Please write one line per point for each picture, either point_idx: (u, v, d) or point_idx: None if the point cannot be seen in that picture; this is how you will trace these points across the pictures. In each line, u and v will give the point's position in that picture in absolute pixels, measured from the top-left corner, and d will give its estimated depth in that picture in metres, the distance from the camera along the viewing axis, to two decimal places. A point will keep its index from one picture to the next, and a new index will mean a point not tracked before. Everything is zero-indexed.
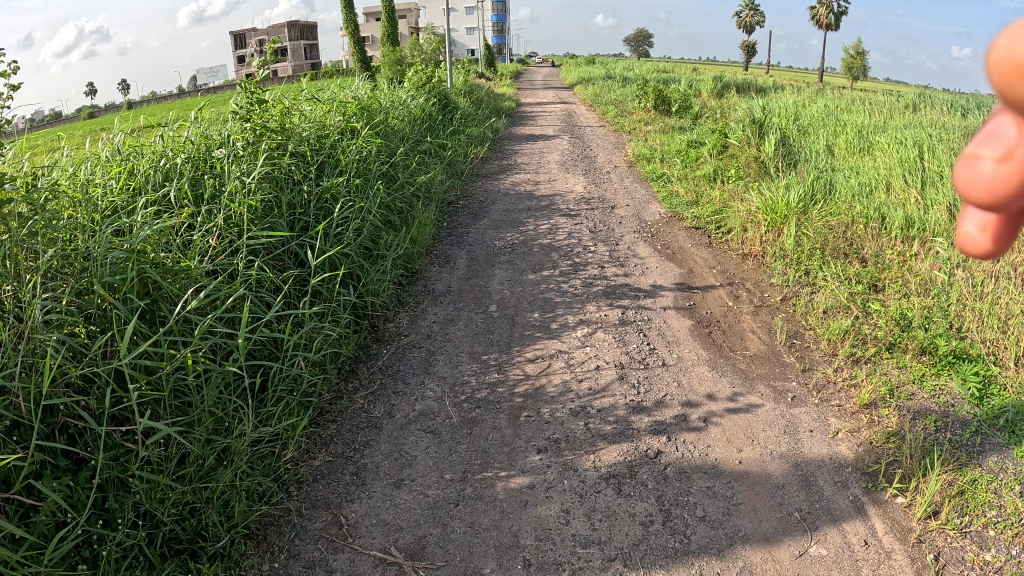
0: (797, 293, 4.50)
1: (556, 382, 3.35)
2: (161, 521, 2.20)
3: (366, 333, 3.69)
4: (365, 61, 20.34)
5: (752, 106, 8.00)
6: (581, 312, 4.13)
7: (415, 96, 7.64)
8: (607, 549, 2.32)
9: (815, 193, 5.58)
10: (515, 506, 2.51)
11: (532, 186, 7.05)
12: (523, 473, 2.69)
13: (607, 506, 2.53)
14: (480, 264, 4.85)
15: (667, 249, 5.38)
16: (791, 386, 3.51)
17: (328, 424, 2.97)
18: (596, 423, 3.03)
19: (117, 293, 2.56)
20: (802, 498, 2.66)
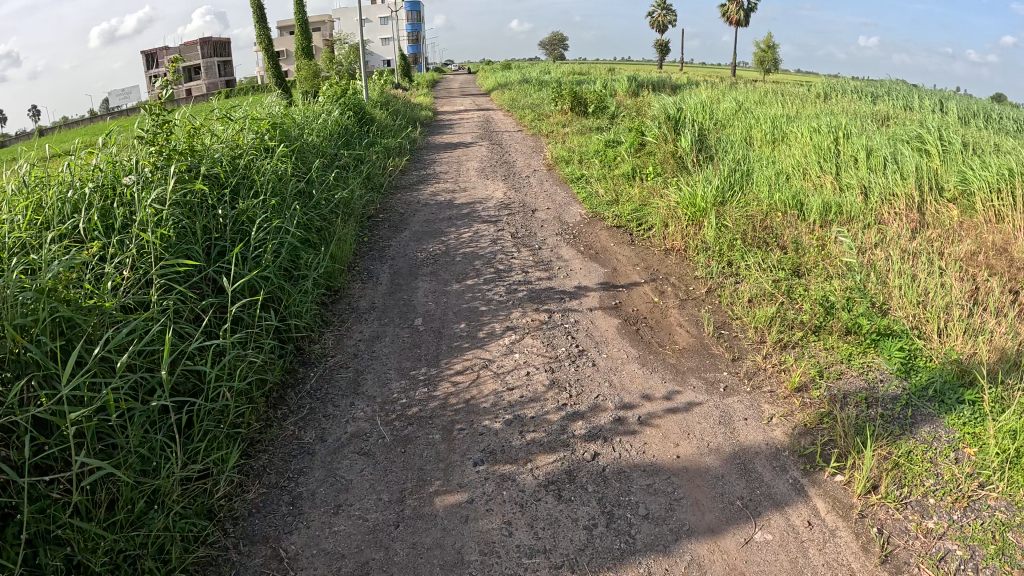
0: (721, 284, 4.58)
1: (487, 393, 3.32)
2: (94, 572, 2.08)
3: (292, 356, 3.59)
4: (280, 77, 19.89)
5: (666, 104, 8.18)
6: (508, 319, 4.12)
7: (331, 110, 7.53)
8: (553, 557, 2.30)
9: (732, 184, 5.72)
10: (455, 522, 2.46)
11: (451, 196, 7.02)
12: (461, 488, 2.65)
13: (550, 514, 2.51)
14: (404, 277, 4.79)
15: (594, 250, 5.41)
16: (722, 376, 3.56)
17: (260, 454, 2.87)
18: (532, 431, 3.02)
19: (28, 336, 2.42)
20: (742, 486, 2.70)
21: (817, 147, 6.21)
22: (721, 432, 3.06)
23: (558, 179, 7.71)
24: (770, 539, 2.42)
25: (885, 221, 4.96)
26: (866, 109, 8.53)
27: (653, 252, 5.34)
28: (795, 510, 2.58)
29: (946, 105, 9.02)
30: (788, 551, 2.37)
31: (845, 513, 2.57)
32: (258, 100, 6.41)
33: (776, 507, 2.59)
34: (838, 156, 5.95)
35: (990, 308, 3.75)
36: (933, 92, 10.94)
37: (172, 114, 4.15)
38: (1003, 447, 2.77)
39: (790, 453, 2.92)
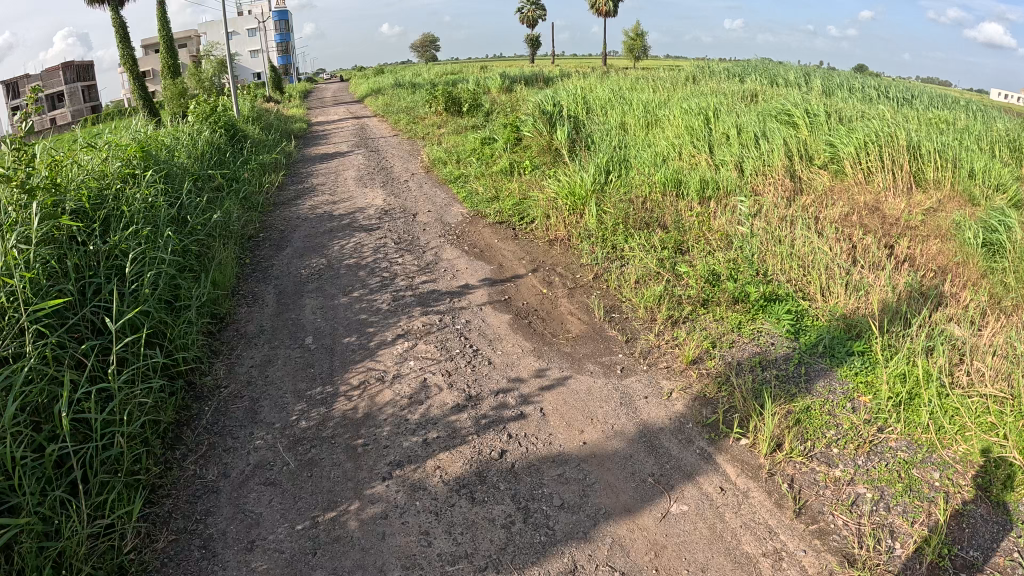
0: (608, 268, 4.70)
1: (386, 404, 3.26)
2: None
3: (184, 392, 3.39)
4: (149, 100, 18.85)
5: (539, 99, 8.33)
6: (399, 326, 4.07)
7: (198, 130, 7.22)
8: (476, 561, 2.29)
9: (610, 170, 5.89)
10: (373, 540, 2.41)
11: (331, 207, 6.86)
12: (374, 504, 2.60)
13: (465, 518, 2.50)
14: (291, 295, 4.63)
15: (480, 249, 5.41)
16: (618, 358, 3.65)
17: (160, 499, 2.70)
18: (441, 437, 2.99)
19: None
20: (651, 463, 2.78)
21: (688, 129, 6.51)
22: (624, 413, 3.13)
23: (439, 180, 7.68)
24: (686, 510, 2.51)
25: (761, 192, 5.36)
26: (730, 87, 8.98)
27: (541, 244, 5.41)
28: (706, 478, 2.68)
29: (795, 80, 9.67)
30: (711, 518, 2.46)
31: (752, 474, 2.69)
32: (117, 126, 6.02)
33: (687, 477, 2.69)
34: (707, 137, 6.27)
35: (860, 267, 4.02)
36: (780, 66, 11.74)
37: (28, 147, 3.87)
38: (894, 391, 3.04)
39: (694, 425, 3.03)
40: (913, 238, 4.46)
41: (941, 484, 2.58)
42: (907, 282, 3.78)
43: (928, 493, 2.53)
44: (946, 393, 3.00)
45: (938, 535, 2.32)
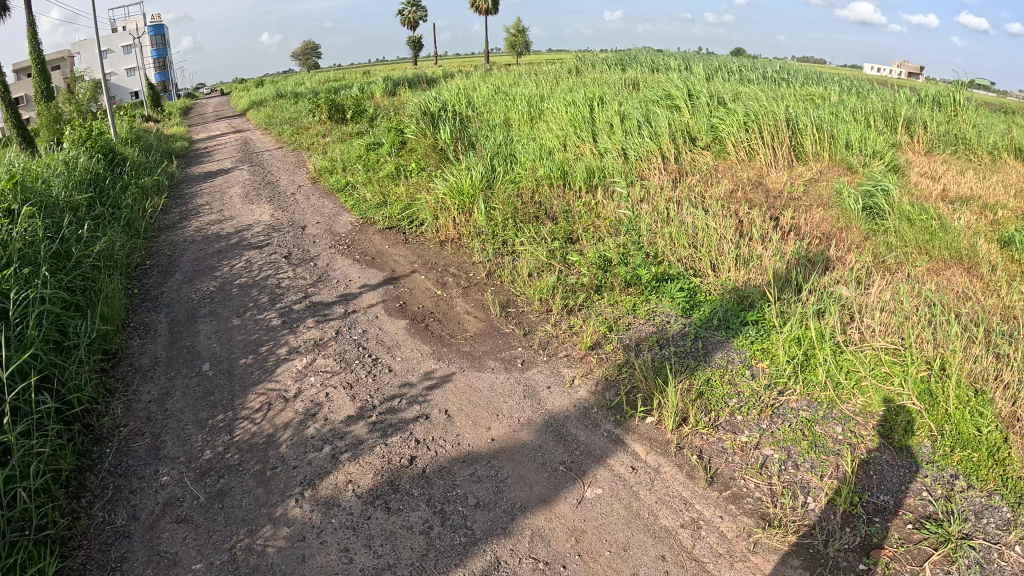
0: (499, 264, 4.76)
1: (289, 424, 3.17)
2: None
3: (81, 436, 3.15)
4: (21, 132, 17.62)
5: (422, 100, 8.31)
6: (294, 343, 3.97)
7: (69, 154, 6.78)
8: (398, 570, 2.27)
9: (497, 166, 5.97)
10: (292, 564, 2.34)
11: (215, 226, 6.59)
12: (287, 528, 2.51)
13: (382, 529, 2.46)
14: (183, 322, 4.42)
15: (376, 258, 5.33)
16: (517, 352, 3.70)
17: (61, 553, 2.51)
18: (353, 451, 2.94)
19: None
20: (561, 451, 2.85)
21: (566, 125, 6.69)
22: (529, 406, 3.18)
23: (324, 193, 7.49)
24: (601, 493, 2.59)
25: (646, 176, 5.56)
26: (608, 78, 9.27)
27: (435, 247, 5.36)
28: (616, 459, 2.78)
29: (667, 66, 10.08)
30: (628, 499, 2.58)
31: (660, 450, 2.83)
32: None
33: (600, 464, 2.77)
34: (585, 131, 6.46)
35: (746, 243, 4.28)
36: (652, 54, 12.24)
37: None
38: (790, 355, 3.30)
39: (598, 409, 3.13)
40: (797, 209, 4.91)
41: (844, 437, 2.83)
42: (795, 251, 4.11)
43: (832, 447, 2.77)
44: (841, 350, 3.32)
45: (846, 484, 2.56)
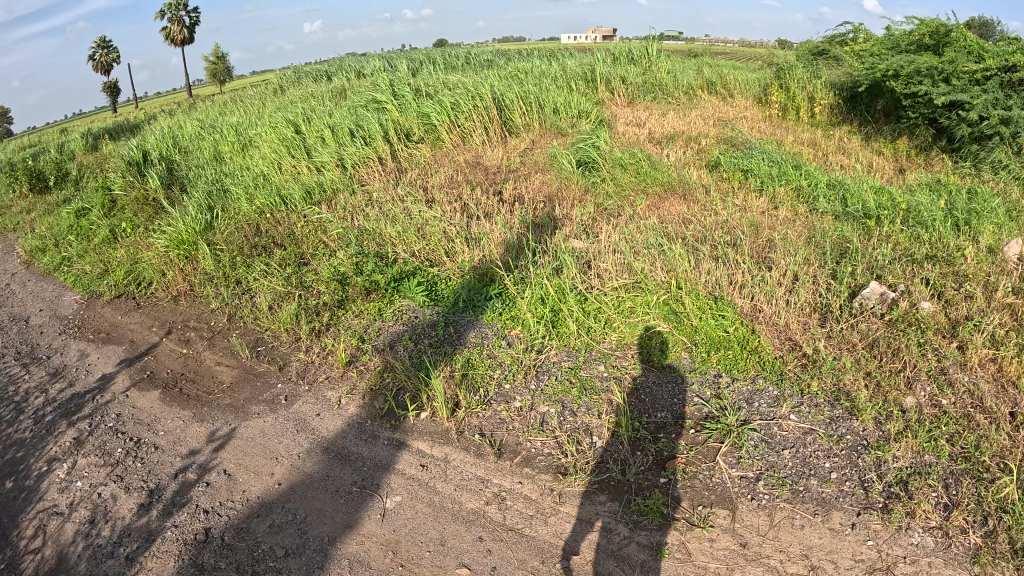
0: (960, 251, 4.25)
1: (692, 334, 3.65)
2: (394, 471, 2.95)
3: (552, 282, 4.13)
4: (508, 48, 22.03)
5: (868, 75, 7.61)
6: (722, 245, 4.40)
7: (545, 73, 8.34)
8: (727, 510, 2.66)
9: (851, 182, 5.47)
10: (643, 463, 2.90)
11: (701, 132, 7.08)
12: (657, 433, 3.06)
13: (726, 472, 2.83)
14: (646, 204, 5.22)
15: (837, 198, 5.21)
16: (930, 345, 3.46)
17: (497, 368, 3.51)
18: (712, 412, 3.16)
19: (381, 388, 3.48)
20: (938, 473, 2.75)
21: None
22: (923, 416, 3.04)
23: (814, 136, 7.41)
24: (943, 540, 2.50)
25: None
26: None
27: (903, 200, 4.97)
28: (979, 511, 2.57)
29: None
30: (1009, 539, 2.45)
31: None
32: (545, 99, 7.17)
33: (977, 478, 2.71)
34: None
35: None
36: None
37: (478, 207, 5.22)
38: None
39: (1004, 450, 2.83)
40: None
41: None
42: None
43: None
44: None
45: None
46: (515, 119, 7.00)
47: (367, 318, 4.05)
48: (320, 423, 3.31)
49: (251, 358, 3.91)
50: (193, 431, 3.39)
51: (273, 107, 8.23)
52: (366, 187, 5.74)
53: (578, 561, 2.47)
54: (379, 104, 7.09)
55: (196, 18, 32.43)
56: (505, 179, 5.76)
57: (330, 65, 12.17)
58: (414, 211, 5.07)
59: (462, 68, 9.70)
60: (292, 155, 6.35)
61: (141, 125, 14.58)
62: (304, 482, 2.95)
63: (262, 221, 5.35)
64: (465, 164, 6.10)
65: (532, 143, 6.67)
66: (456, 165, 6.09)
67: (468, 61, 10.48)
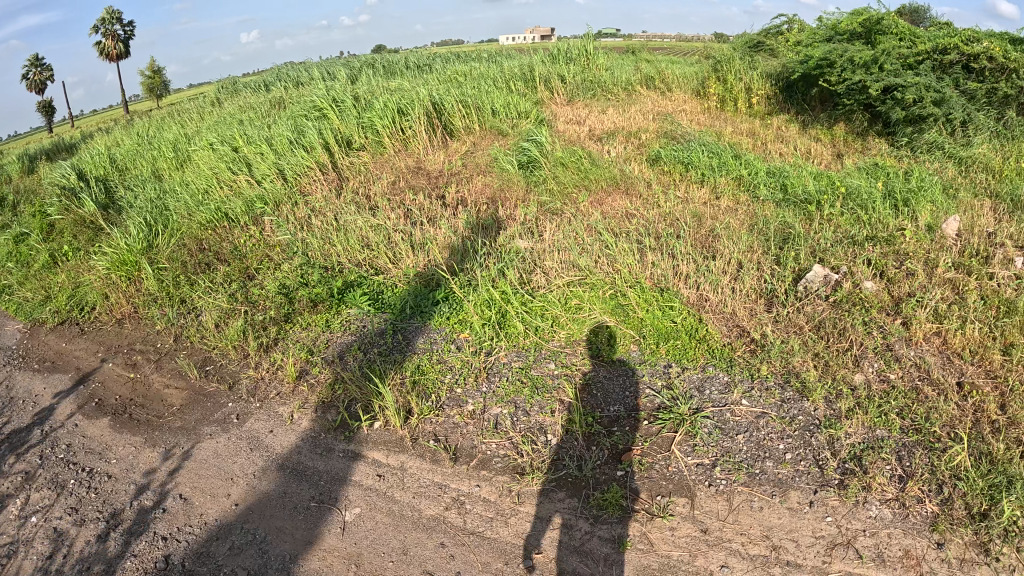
0: (892, 231, 4.41)
1: (641, 327, 3.70)
2: (354, 482, 2.92)
3: (501, 281, 4.13)
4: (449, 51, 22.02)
5: (800, 65, 7.82)
6: (667, 236, 4.46)
7: (485, 75, 8.36)
8: (686, 496, 2.70)
9: (788, 169, 5.61)
10: (600, 457, 2.92)
11: (642, 126, 7.18)
12: (612, 426, 3.09)
13: (681, 460, 2.87)
14: (591, 201, 5.27)
15: (777, 185, 5.34)
16: (870, 323, 3.57)
17: (447, 372, 3.50)
18: (664, 402, 3.20)
19: (332, 400, 3.44)
20: (888, 448, 2.84)
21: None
22: (868, 393, 3.14)
23: (753, 126, 7.58)
24: (895, 511, 2.59)
25: None
26: None
27: (841, 185, 5.12)
28: (927, 480, 2.68)
29: None
30: (965, 505, 2.56)
31: (998, 441, 2.80)
32: (486, 102, 7.20)
33: (929, 449, 2.82)
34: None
35: None
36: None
37: (424, 212, 5.20)
38: None
39: (946, 423, 2.94)
40: None
41: None
42: None
43: None
44: None
45: None
46: (457, 122, 7.00)
47: (315, 330, 4.00)
48: (274, 439, 3.25)
49: (200, 378, 3.81)
50: (145, 456, 3.29)
51: (210, 120, 8.05)
52: (309, 198, 5.66)
53: (542, 560, 2.48)
54: (319, 112, 7.00)
55: (129, 31, 31.55)
56: (447, 183, 5.75)
57: (268, 75, 11.96)
58: (359, 219, 5.02)
59: (403, 72, 9.65)
60: (232, 168, 6.22)
61: (76, 145, 14.12)
62: (263, 500, 2.90)
63: (204, 237, 5.23)
64: (406, 170, 6.07)
65: (475, 146, 6.68)
66: (398, 171, 6.05)
67: (407, 65, 10.42)
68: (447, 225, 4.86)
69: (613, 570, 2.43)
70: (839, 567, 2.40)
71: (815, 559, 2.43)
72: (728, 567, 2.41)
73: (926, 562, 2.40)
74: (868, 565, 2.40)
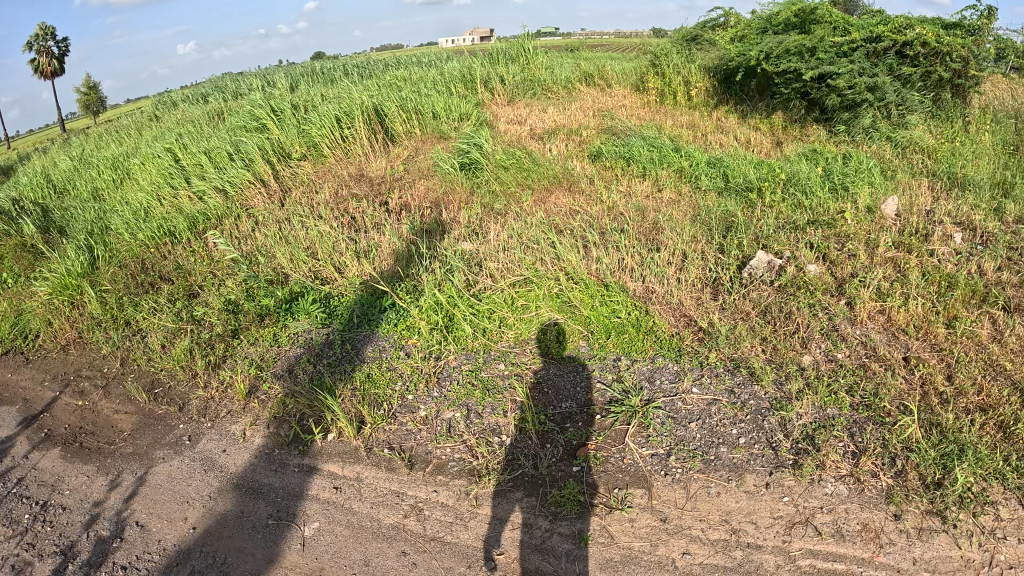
0: (830, 215, 4.52)
1: (592, 322, 3.72)
2: (312, 497, 2.87)
3: (451, 284, 4.11)
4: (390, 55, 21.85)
5: (736, 57, 7.97)
6: (613, 231, 4.50)
7: (427, 79, 8.32)
8: (645, 487, 2.73)
9: (729, 159, 5.71)
10: (558, 454, 2.93)
11: (585, 124, 7.23)
12: (567, 423, 3.10)
13: (638, 452, 2.90)
14: (537, 200, 5.29)
15: (718, 174, 5.43)
16: (815, 305, 3.65)
17: (398, 380, 3.47)
18: (616, 395, 3.23)
19: (284, 415, 3.38)
20: (842, 426, 2.91)
21: (968, 47, 6.46)
22: (818, 374, 3.21)
23: (693, 118, 7.70)
24: (851, 487, 2.65)
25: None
26: None
27: (781, 171, 5.24)
28: (882, 456, 2.74)
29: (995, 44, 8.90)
30: (919, 475, 2.65)
31: (946, 411, 2.91)
32: (431, 108, 7.19)
33: (879, 423, 2.90)
34: (980, 130, 6.22)
35: None
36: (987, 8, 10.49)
37: (369, 219, 5.15)
38: None
39: (893, 397, 3.02)
40: None
41: None
42: None
43: None
44: None
45: None
46: (400, 129, 6.98)
47: (263, 345, 3.93)
48: (227, 459, 3.18)
49: (147, 401, 3.71)
50: (99, 485, 3.16)
51: (148, 136, 7.86)
52: (252, 211, 5.59)
53: (504, 560, 2.50)
54: (259, 123, 6.88)
55: (59, 48, 30.54)
56: (390, 190, 5.71)
57: (206, 87, 11.69)
58: (302, 230, 4.95)
59: (342, 79, 9.54)
60: (171, 184, 6.07)
61: (4, 167, 13.57)
62: (220, 522, 2.83)
63: (147, 256, 5.10)
64: (348, 177, 6.01)
65: (416, 151, 6.66)
66: (340, 179, 5.99)
67: (347, 72, 10.32)
68: (391, 231, 4.82)
69: (575, 565, 2.45)
70: (798, 546, 2.45)
71: (775, 539, 2.48)
72: (689, 554, 2.46)
73: (885, 534, 2.47)
74: (827, 540, 2.46)
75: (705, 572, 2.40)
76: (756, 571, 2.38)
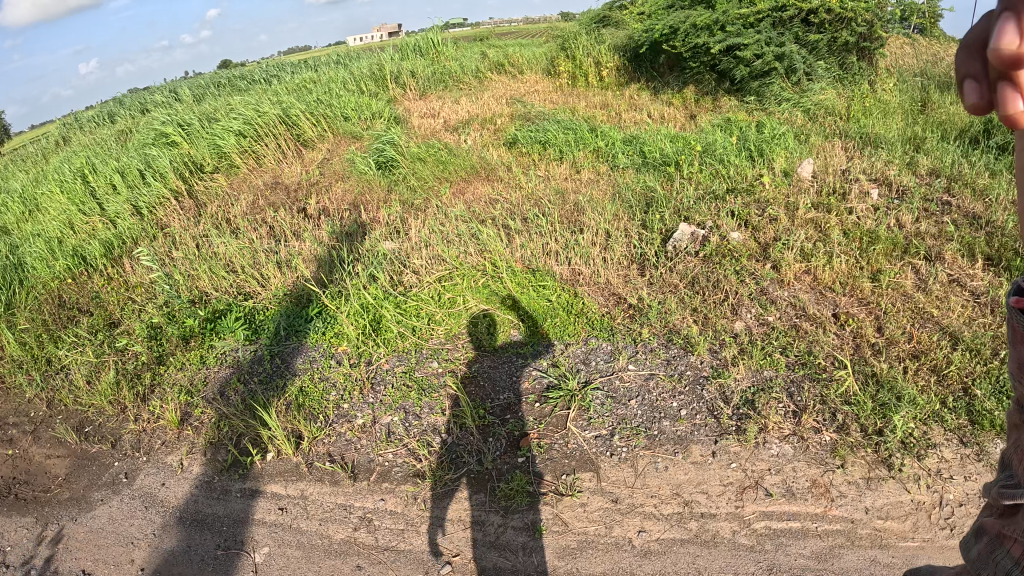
0: (745, 181, 4.62)
1: (526, 310, 3.70)
2: (259, 521, 2.78)
3: (381, 287, 4.04)
4: None
5: (646, 35, 8.06)
6: (537, 216, 4.50)
7: (339, 79, 8.17)
8: (594, 471, 2.72)
9: (642, 135, 5.77)
10: (505, 446, 2.90)
11: (501, 111, 7.22)
12: (509, 414, 3.07)
13: (581, 436, 2.89)
14: (458, 195, 5.26)
15: (635, 152, 5.49)
16: (741, 271, 3.71)
17: (332, 390, 3.38)
18: (553, 380, 3.21)
19: (218, 438, 3.26)
20: (780, 388, 2.95)
21: (870, 11, 6.58)
22: (749, 339, 3.26)
23: (606, 98, 7.76)
24: (797, 445, 2.69)
25: (931, 152, 4.94)
26: None
27: (697, 143, 5.32)
28: (820, 413, 2.80)
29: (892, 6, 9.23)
30: (861, 426, 2.72)
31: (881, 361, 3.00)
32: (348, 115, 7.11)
33: (815, 379, 2.97)
34: (885, 90, 6.44)
35: None
36: None
37: (289, 227, 5.04)
38: None
39: (823, 354, 3.09)
40: None
41: None
42: None
43: None
44: None
45: None
46: (311, 134, 6.86)
47: (190, 369, 3.78)
48: (166, 493, 3.05)
49: (76, 441, 3.52)
50: (38, 537, 2.98)
51: (53, 163, 7.48)
52: (168, 231, 5.42)
53: (460, 561, 2.47)
54: (167, 138, 6.61)
55: None
56: (307, 195, 5.59)
57: (109, 107, 11.19)
58: (220, 244, 4.79)
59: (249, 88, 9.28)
60: (82, 212, 5.81)
61: None
62: (165, 561, 2.71)
63: (62, 288, 4.85)
64: (264, 188, 5.85)
65: (331, 154, 6.56)
66: (255, 190, 5.83)
67: (255, 79, 10.05)
68: (311, 238, 4.71)
69: (533, 557, 2.44)
70: (752, 509, 2.48)
71: (728, 505, 2.50)
72: (645, 531, 2.46)
73: (835, 487, 2.52)
74: (779, 501, 2.50)
75: (662, 547, 2.41)
76: (712, 540, 2.41)
